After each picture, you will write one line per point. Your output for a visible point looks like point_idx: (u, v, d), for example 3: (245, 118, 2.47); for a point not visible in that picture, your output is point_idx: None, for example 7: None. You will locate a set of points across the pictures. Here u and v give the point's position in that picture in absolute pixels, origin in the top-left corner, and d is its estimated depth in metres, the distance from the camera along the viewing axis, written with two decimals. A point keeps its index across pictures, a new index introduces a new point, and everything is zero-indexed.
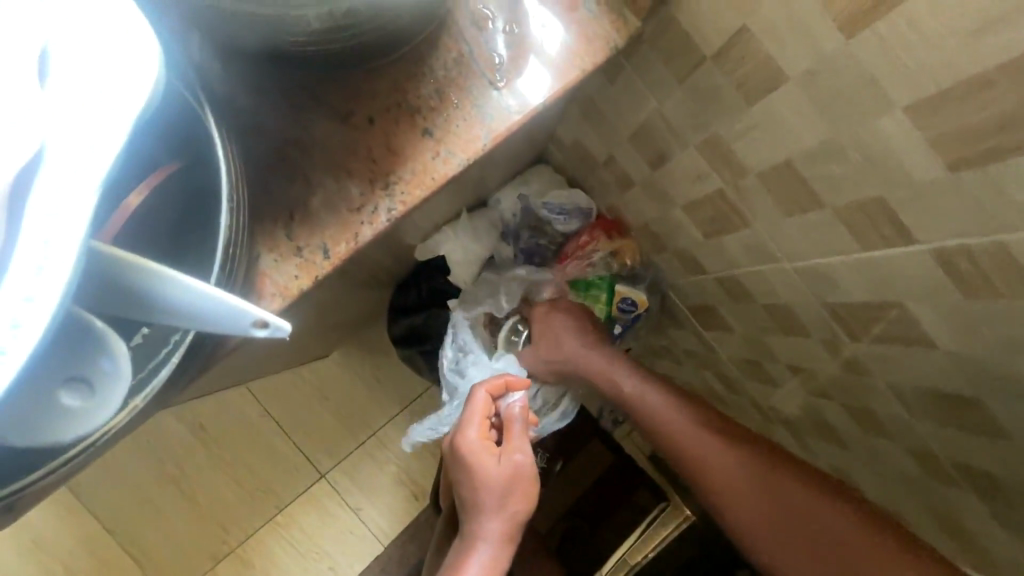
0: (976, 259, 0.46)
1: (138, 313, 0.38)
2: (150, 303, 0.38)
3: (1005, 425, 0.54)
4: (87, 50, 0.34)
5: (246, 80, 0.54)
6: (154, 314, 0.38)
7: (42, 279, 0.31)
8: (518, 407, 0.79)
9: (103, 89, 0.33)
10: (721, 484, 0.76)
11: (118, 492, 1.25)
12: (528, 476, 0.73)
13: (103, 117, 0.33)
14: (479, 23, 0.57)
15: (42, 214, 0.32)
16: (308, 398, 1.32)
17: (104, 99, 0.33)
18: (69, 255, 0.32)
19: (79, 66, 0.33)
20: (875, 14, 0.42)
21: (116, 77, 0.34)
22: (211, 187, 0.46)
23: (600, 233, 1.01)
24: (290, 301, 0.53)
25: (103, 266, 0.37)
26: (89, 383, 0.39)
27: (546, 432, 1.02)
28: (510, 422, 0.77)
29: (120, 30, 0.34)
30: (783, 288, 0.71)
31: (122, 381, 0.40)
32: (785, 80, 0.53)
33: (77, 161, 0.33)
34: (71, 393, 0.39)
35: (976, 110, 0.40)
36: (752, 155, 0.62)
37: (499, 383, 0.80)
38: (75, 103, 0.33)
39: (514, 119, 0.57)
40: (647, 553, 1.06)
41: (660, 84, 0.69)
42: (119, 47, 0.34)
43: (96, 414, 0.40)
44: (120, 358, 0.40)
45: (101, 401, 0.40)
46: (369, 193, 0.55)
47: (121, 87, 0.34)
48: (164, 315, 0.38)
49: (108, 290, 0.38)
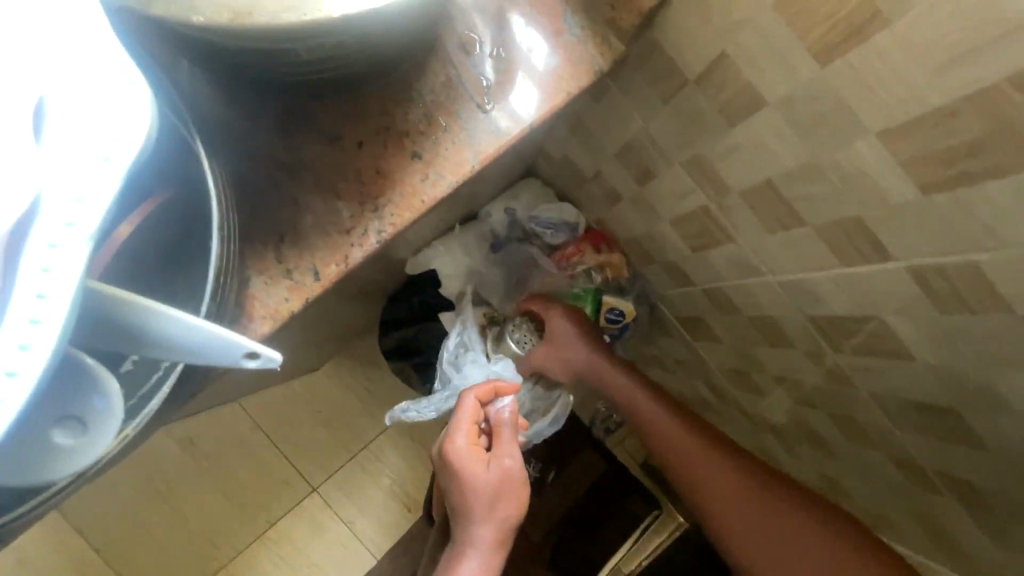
0: (949, 277, 0.48)
1: (128, 346, 0.39)
2: (141, 336, 0.38)
3: (982, 435, 0.56)
4: (85, 106, 0.34)
5: (238, 105, 0.55)
6: (145, 347, 0.39)
7: (39, 330, 0.32)
8: (507, 412, 0.78)
9: (107, 148, 0.34)
10: (705, 492, 0.79)
11: (106, 509, 1.23)
12: (519, 481, 0.74)
13: (97, 175, 0.34)
14: (467, 48, 0.58)
15: (36, 268, 0.32)
16: (300, 411, 1.31)
17: (109, 162, 0.34)
18: (61, 307, 0.32)
19: (76, 122, 0.34)
20: (848, 45, 0.44)
21: (117, 130, 0.35)
22: (202, 217, 0.47)
23: (588, 245, 1.02)
24: (280, 323, 0.54)
25: (96, 300, 0.37)
26: (80, 419, 0.39)
27: (531, 436, 1.01)
28: (500, 427, 0.77)
29: (115, 84, 0.35)
30: (768, 301, 0.72)
31: (114, 420, 0.40)
32: (764, 104, 0.54)
33: (73, 211, 0.33)
34: (63, 432, 0.39)
35: (946, 137, 0.42)
36: (735, 173, 0.63)
37: (488, 388, 0.79)
38: (73, 167, 0.33)
39: (502, 140, 0.58)
40: (641, 560, 1.07)
41: (646, 103, 0.70)
42: (116, 100, 0.35)
43: (86, 453, 0.39)
44: (111, 396, 0.39)
45: (91, 437, 0.39)
46: (358, 216, 0.55)
47: (120, 140, 0.35)
48: (153, 349, 0.39)
49: (95, 326, 0.38)
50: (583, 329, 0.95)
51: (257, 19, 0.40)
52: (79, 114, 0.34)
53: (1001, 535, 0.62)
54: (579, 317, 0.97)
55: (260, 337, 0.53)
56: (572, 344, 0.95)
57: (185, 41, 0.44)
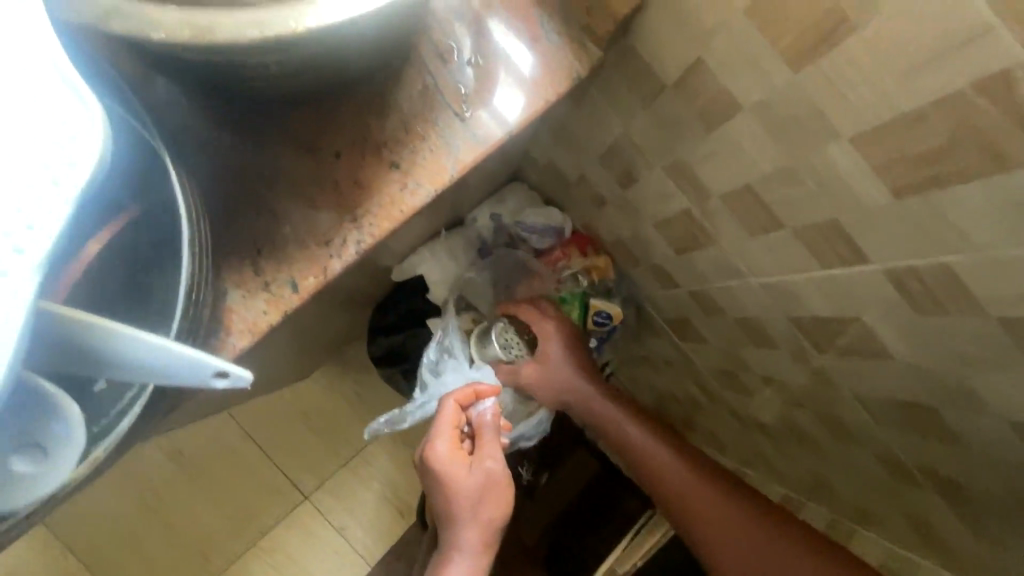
0: (925, 279, 0.48)
1: (88, 369, 0.38)
2: (99, 359, 0.38)
3: (962, 434, 0.56)
4: (34, 123, 0.34)
5: (213, 115, 0.54)
6: (102, 368, 0.38)
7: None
8: (488, 415, 0.78)
9: (57, 166, 0.34)
10: (683, 496, 0.81)
11: (94, 523, 1.22)
12: (502, 480, 0.74)
13: (44, 196, 0.33)
14: (444, 57, 0.58)
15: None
16: (290, 420, 1.31)
17: (58, 180, 0.34)
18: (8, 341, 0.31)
19: (28, 144, 0.34)
20: (818, 51, 0.44)
21: (67, 152, 0.34)
22: (172, 231, 0.47)
23: (574, 249, 1.04)
24: (258, 337, 0.53)
25: (54, 329, 0.36)
26: (41, 446, 0.39)
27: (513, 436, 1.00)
28: (481, 430, 0.77)
29: (68, 105, 0.35)
30: (751, 303, 0.73)
31: (75, 443, 0.39)
32: (741, 109, 0.54)
33: (22, 237, 0.32)
34: (23, 459, 0.39)
35: (914, 142, 0.42)
36: (714, 177, 0.63)
37: (468, 392, 0.78)
38: (23, 189, 0.33)
39: (482, 147, 0.57)
40: (636, 561, 1.00)
41: (626, 107, 0.70)
42: (67, 118, 0.35)
43: (49, 478, 0.39)
44: (74, 422, 0.39)
45: (55, 464, 0.39)
46: (337, 227, 0.55)
47: (73, 160, 0.34)
48: (113, 370, 0.38)
49: (57, 350, 0.37)
50: (579, 352, 0.96)
51: (219, 31, 0.39)
52: (30, 132, 0.34)
53: (987, 533, 0.62)
54: (576, 338, 0.97)
55: (239, 350, 0.53)
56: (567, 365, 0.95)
57: (154, 58, 0.44)
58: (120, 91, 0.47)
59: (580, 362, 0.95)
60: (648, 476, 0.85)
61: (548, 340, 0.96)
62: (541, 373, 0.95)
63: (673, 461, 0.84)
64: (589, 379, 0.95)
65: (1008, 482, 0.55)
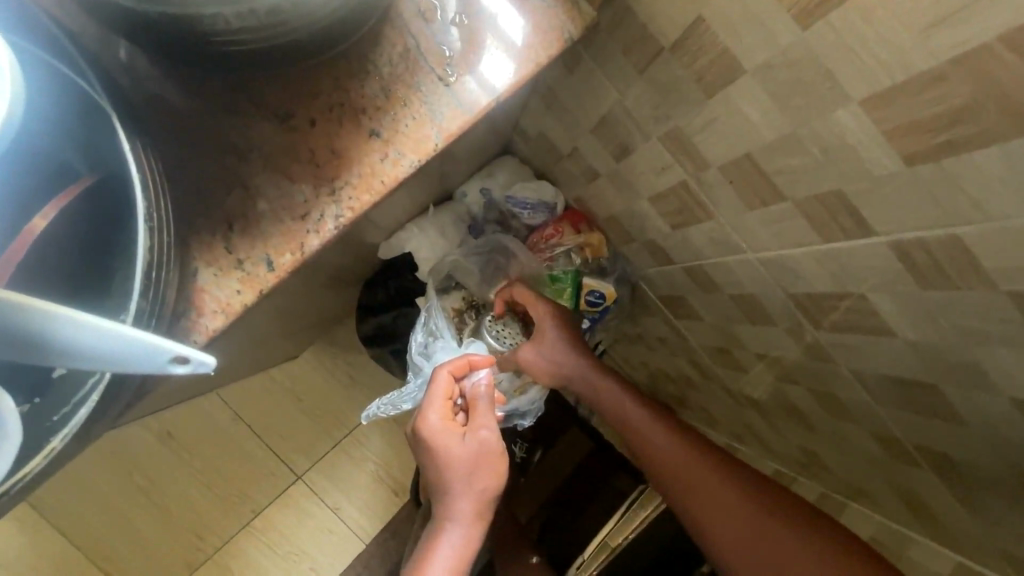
0: (931, 250, 0.46)
1: (25, 356, 0.35)
2: (40, 344, 0.35)
3: (961, 409, 0.55)
4: None
5: (179, 81, 0.51)
6: (47, 356, 0.35)
7: None
8: (482, 385, 0.76)
9: None
10: (679, 465, 0.80)
11: (84, 505, 1.20)
12: (496, 452, 0.71)
13: None
14: (426, 15, 0.53)
15: None
16: (281, 400, 1.29)
17: None
18: None
19: None
20: (829, 5, 0.41)
21: None
22: (126, 203, 0.45)
23: (566, 225, 1.01)
24: (233, 318, 0.50)
25: None
26: None
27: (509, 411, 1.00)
28: (475, 401, 0.75)
29: None
30: (748, 278, 0.70)
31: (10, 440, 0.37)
32: (743, 72, 0.51)
33: None
34: None
35: (930, 105, 0.39)
36: (712, 147, 0.61)
37: (462, 362, 0.78)
38: None
39: (468, 114, 0.54)
40: (629, 534, 0.97)
41: (620, 73, 0.67)
42: None
43: None
44: (7, 417, 0.37)
45: None
46: (314, 200, 0.52)
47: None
48: (59, 357, 0.36)
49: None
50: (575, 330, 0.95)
51: None
52: None
53: (982, 506, 0.61)
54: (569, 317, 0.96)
55: (214, 332, 0.50)
56: (564, 344, 0.93)
57: (104, 14, 0.41)
58: (70, 57, 0.44)
59: (577, 343, 0.93)
60: (644, 449, 0.84)
61: (541, 317, 0.94)
62: (541, 349, 0.93)
63: (667, 434, 0.83)
64: (586, 358, 0.92)
65: (1007, 456, 0.54)
